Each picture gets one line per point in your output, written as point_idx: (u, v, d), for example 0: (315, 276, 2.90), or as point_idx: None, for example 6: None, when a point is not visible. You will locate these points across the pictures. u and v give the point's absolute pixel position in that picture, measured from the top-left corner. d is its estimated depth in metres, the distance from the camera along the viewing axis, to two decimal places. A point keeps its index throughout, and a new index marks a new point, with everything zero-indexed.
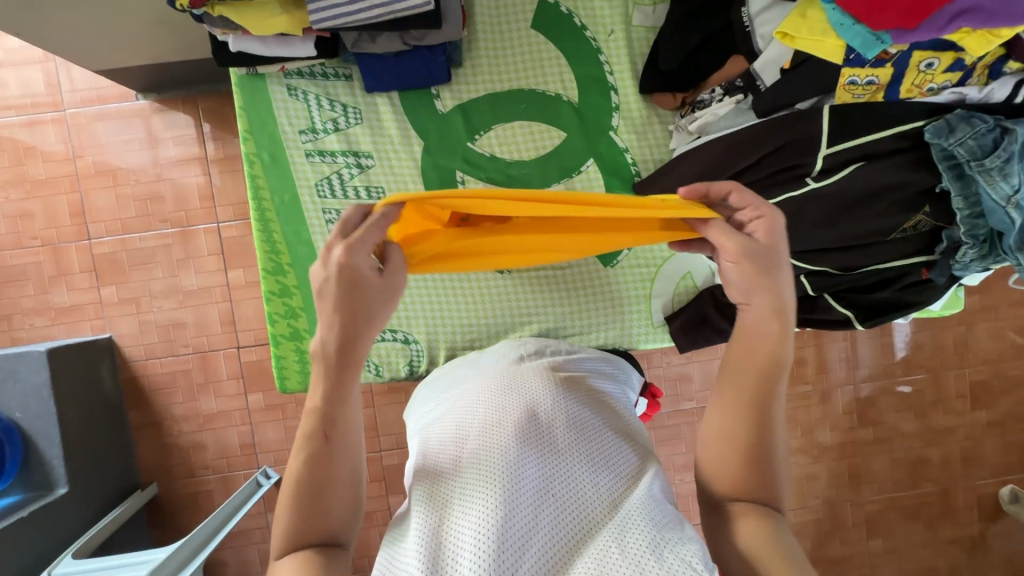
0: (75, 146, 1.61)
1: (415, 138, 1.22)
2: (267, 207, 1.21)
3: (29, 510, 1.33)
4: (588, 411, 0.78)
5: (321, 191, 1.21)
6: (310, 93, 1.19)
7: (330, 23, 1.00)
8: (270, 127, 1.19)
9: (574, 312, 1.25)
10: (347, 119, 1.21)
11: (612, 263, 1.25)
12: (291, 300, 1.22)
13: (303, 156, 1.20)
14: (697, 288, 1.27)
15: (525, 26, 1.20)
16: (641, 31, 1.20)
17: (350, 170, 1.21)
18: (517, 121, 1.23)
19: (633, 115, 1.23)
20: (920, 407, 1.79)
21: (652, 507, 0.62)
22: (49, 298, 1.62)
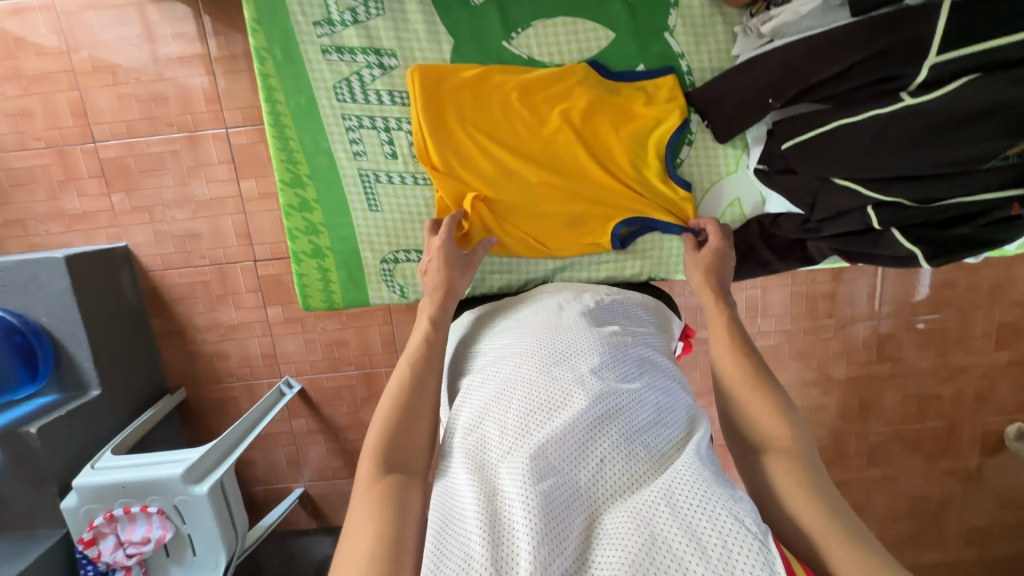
0: (68, 37, 1.48)
1: (443, 36, 1.10)
2: (281, 110, 1.12)
3: (67, 408, 1.39)
4: (631, 373, 0.84)
5: (340, 94, 1.11)
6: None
7: None
8: (281, 17, 1.07)
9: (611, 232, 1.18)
10: (368, 9, 1.08)
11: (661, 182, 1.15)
12: (311, 215, 1.17)
13: (319, 54, 1.09)
14: (744, 217, 1.20)
15: None
16: None
17: (371, 71, 1.11)
18: (561, 17, 1.10)
19: (693, 13, 1.10)
20: (943, 345, 1.77)
21: (698, 467, 0.70)
22: (61, 204, 1.58)
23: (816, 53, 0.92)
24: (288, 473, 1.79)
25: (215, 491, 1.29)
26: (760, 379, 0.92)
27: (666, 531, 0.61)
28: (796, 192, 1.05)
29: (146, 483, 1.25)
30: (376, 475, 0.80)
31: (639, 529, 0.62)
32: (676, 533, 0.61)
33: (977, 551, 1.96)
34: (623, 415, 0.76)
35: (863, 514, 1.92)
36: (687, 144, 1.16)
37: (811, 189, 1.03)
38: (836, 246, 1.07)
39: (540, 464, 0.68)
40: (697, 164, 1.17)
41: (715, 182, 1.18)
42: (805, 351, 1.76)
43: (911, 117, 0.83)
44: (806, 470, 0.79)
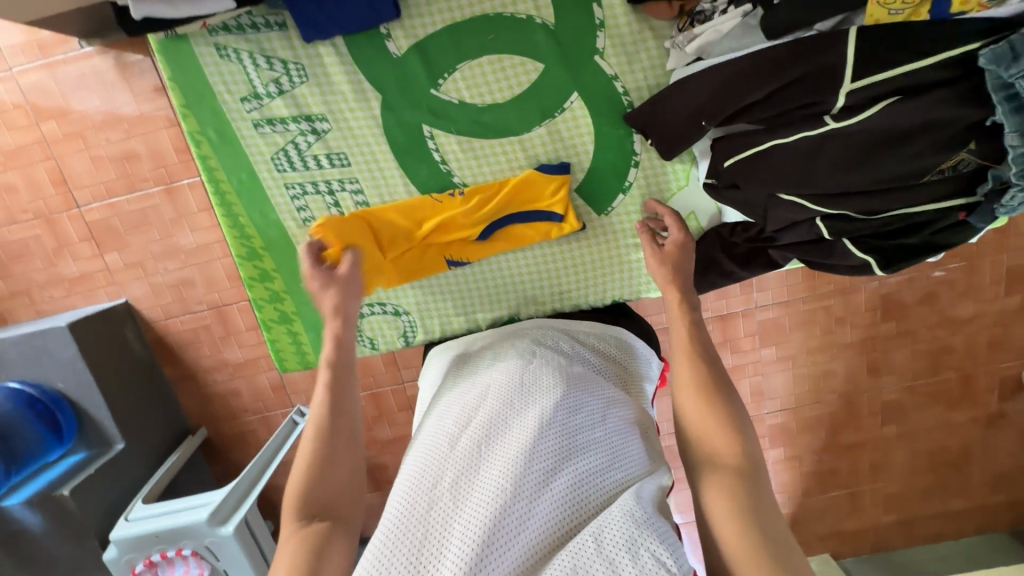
0: (35, 110, 1.50)
1: (371, 94, 1.07)
2: (228, 189, 1.12)
3: (95, 467, 1.47)
4: (591, 415, 0.90)
5: (279, 164, 1.11)
6: (243, 53, 1.04)
7: None
8: (209, 98, 1.07)
9: (567, 271, 1.19)
10: (291, 77, 1.06)
11: (605, 210, 1.15)
12: (272, 284, 1.18)
13: (253, 128, 1.09)
14: (701, 229, 1.17)
15: None
16: None
17: (308, 137, 1.10)
18: (485, 56, 1.06)
19: (620, 32, 1.04)
20: (949, 297, 1.72)
21: (637, 507, 0.75)
22: (59, 270, 1.63)
23: (743, 75, 0.88)
24: None
25: (241, 531, 1.36)
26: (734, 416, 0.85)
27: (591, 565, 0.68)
28: (749, 205, 1.00)
29: (175, 530, 1.33)
30: (300, 520, 0.79)
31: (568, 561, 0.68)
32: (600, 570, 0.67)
33: (1004, 494, 1.94)
34: (573, 453, 0.82)
35: (882, 472, 1.92)
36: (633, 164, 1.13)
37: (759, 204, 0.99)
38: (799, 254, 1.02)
39: (490, 492, 0.75)
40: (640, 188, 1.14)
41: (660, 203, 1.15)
42: (806, 320, 1.73)
43: (842, 141, 0.83)
44: (747, 492, 0.77)
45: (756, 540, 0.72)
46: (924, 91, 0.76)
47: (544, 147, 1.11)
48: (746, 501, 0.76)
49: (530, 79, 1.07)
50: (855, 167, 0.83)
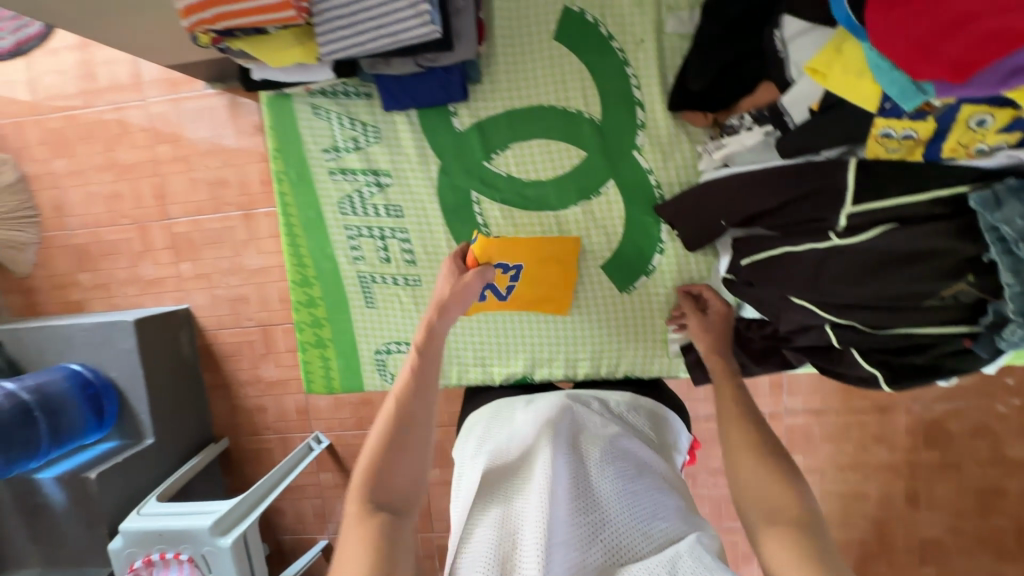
0: (156, 135, 1.75)
1: (432, 159, 1.07)
2: (295, 220, 1.15)
3: (123, 456, 1.56)
4: (635, 467, 0.81)
5: (342, 208, 1.12)
6: (334, 113, 1.08)
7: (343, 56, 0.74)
8: (296, 145, 1.11)
9: (589, 337, 1.12)
10: (368, 137, 1.08)
11: (628, 288, 1.08)
12: (316, 312, 1.19)
13: (326, 173, 1.12)
14: None
15: (548, 38, 0.98)
16: (675, 41, 0.94)
17: (370, 188, 1.11)
18: (536, 139, 1.03)
19: (659, 131, 0.99)
20: (1003, 434, 1.57)
21: (698, 559, 0.67)
22: (139, 271, 1.83)
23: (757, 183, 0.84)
24: (314, 523, 1.87)
25: (237, 545, 1.39)
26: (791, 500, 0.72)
27: None
28: (775, 309, 0.89)
29: (178, 532, 1.38)
30: (365, 512, 0.73)
31: None
32: None
33: None
34: (623, 498, 0.75)
35: None
36: (658, 251, 1.05)
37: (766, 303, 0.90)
38: (811, 359, 0.89)
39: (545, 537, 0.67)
40: (667, 273, 1.06)
41: (684, 286, 1.06)
42: (838, 432, 1.65)
43: (852, 256, 0.75)
44: (809, 544, 0.66)
45: None
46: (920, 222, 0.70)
47: (579, 226, 1.06)
48: (812, 549, 0.66)
49: (570, 161, 1.03)
50: (858, 282, 0.75)
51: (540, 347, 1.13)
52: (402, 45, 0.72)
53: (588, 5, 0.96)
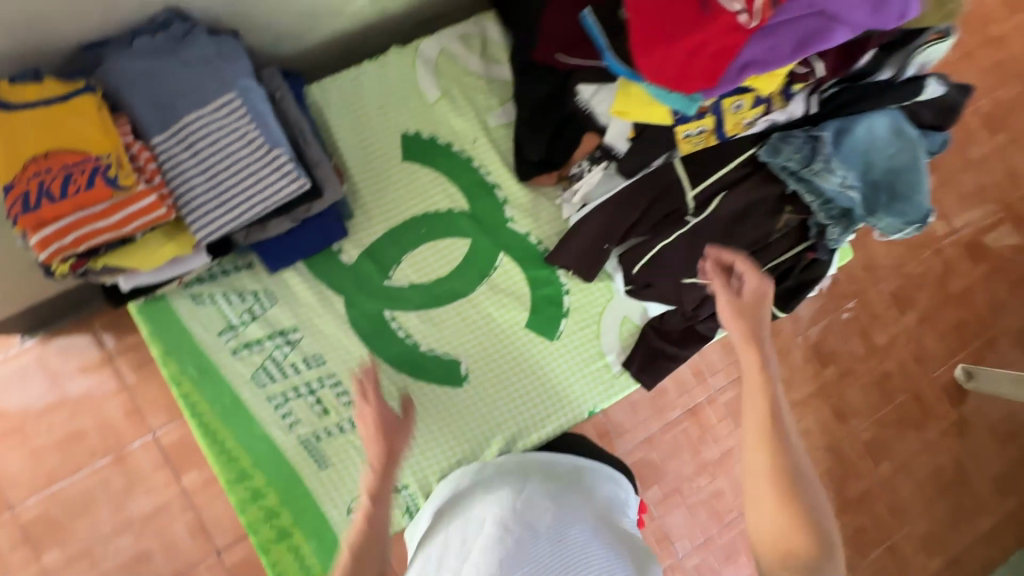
0: None
1: (335, 297, 0.89)
2: (208, 416, 0.83)
3: None
4: (552, 532, 0.66)
5: (259, 382, 0.85)
6: (219, 293, 0.85)
7: (218, 233, 0.71)
8: (187, 341, 0.83)
9: (539, 392, 0.93)
10: (263, 303, 0.86)
11: (556, 334, 0.94)
12: (276, 519, 0.83)
13: (228, 352, 0.84)
14: (638, 328, 0.97)
15: (397, 161, 0.92)
16: (503, 131, 0.95)
17: (282, 349, 0.86)
18: (424, 243, 0.92)
19: (519, 198, 0.95)
20: (910, 328, 1.63)
21: None
22: None
23: (623, 201, 0.80)
24: None
25: None
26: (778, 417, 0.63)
27: None
28: (679, 296, 0.88)
29: None
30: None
31: None
32: None
33: None
34: None
35: (960, 544, 1.57)
36: (565, 294, 0.95)
37: (668, 291, 0.88)
38: (720, 321, 0.90)
39: None
40: (581, 309, 0.96)
41: (601, 319, 0.96)
42: None
43: (708, 227, 0.77)
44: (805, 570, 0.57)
45: None
46: (743, 182, 0.76)
47: (494, 303, 0.93)
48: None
49: (455, 248, 0.93)
50: (726, 241, 0.77)
51: (492, 423, 0.90)
52: (277, 204, 0.73)
53: (418, 124, 0.94)
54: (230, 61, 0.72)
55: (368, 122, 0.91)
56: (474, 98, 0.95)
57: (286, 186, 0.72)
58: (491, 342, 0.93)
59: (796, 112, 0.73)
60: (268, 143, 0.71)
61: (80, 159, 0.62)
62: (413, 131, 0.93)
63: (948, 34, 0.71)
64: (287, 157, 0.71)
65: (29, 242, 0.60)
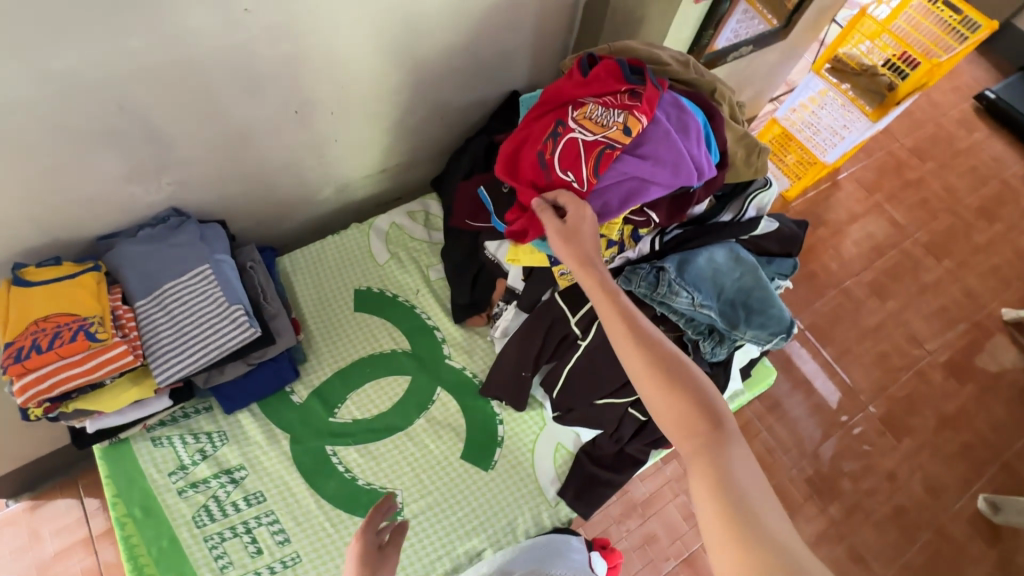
0: None
1: (282, 435, 0.96)
2: (144, 559, 0.85)
3: None
4: None
5: (200, 522, 0.88)
6: (177, 435, 0.94)
7: (176, 376, 0.84)
8: (140, 484, 0.90)
9: (475, 524, 0.93)
10: (216, 443, 0.94)
11: (491, 463, 0.98)
12: None
13: (175, 492, 0.90)
14: (573, 454, 1.00)
15: (349, 312, 1.08)
16: (441, 283, 1.12)
17: (226, 488, 0.91)
18: (367, 381, 1.03)
19: (456, 338, 1.07)
20: (937, 451, 1.48)
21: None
22: None
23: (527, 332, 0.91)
24: None
25: None
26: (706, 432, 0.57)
27: None
28: (599, 418, 0.93)
29: None
30: None
31: None
32: None
33: None
34: None
35: None
36: (499, 423, 1.01)
37: (587, 417, 0.94)
38: (643, 442, 0.94)
39: None
40: (516, 438, 1.00)
41: (535, 447, 1.00)
42: None
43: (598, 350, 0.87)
44: (709, 466, 0.55)
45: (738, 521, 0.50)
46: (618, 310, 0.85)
47: (431, 435, 0.99)
48: (718, 461, 0.55)
49: (395, 385, 1.03)
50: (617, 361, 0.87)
51: (427, 559, 0.90)
52: (230, 349, 0.87)
53: (369, 281, 1.12)
54: (210, 242, 0.93)
55: (327, 282, 1.10)
56: (418, 259, 1.14)
57: (237, 333, 0.87)
58: (427, 473, 0.96)
59: (644, 250, 0.83)
60: (228, 300, 0.88)
61: (66, 318, 0.77)
62: (365, 286, 1.11)
63: (769, 183, 0.88)
64: (241, 310, 0.87)
65: (13, 388, 0.74)
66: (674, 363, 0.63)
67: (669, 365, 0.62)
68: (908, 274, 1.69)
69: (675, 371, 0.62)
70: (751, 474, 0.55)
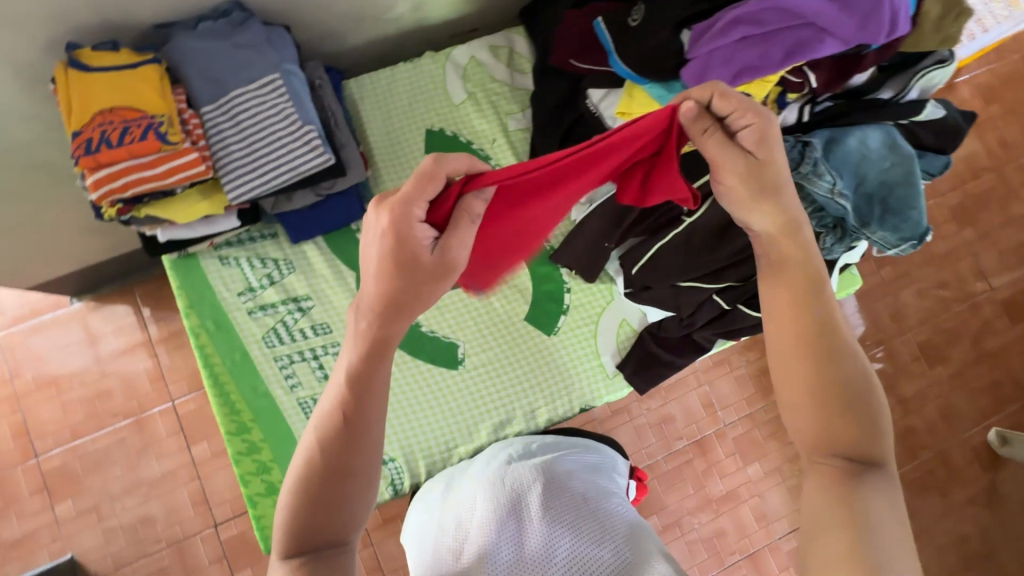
0: None
1: (347, 272, 0.94)
2: (219, 369, 0.89)
3: None
4: (575, 511, 0.67)
5: (269, 343, 0.91)
6: (244, 258, 0.92)
7: (249, 195, 0.79)
8: (209, 298, 0.90)
9: (532, 384, 0.95)
10: (283, 271, 0.93)
11: (553, 330, 0.97)
12: (269, 473, 0.87)
13: (244, 312, 0.91)
14: (637, 333, 0.98)
15: (419, 153, 0.99)
16: (521, 135, 1.01)
17: (293, 315, 0.92)
18: None
19: None
20: (967, 382, 1.46)
21: (619, 513, 0.69)
22: None
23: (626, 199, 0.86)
24: None
25: None
26: (863, 473, 0.47)
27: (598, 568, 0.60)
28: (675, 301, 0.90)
29: None
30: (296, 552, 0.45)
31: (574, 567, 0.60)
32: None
33: None
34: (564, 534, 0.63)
35: None
36: (566, 292, 0.98)
37: (665, 297, 0.90)
38: (716, 331, 0.90)
39: None
40: (581, 309, 0.98)
41: (599, 319, 0.98)
42: None
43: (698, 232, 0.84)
44: (839, 492, 0.47)
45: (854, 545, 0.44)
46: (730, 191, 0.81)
47: (496, 295, 0.97)
48: (852, 494, 0.46)
49: None
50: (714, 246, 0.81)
51: (486, 408, 0.93)
52: (303, 175, 0.81)
53: (442, 122, 1.01)
54: (278, 48, 0.82)
55: (397, 116, 0.99)
56: (498, 104, 1.02)
57: (312, 158, 0.80)
58: (492, 330, 0.96)
59: (789, 120, 0.73)
60: (301, 119, 0.79)
61: (134, 113, 0.71)
62: (437, 127, 1.00)
63: (949, 59, 0.72)
64: (315, 132, 0.79)
65: (85, 182, 0.69)
66: (860, 390, 0.50)
67: (848, 386, 0.50)
68: (1004, 203, 1.52)
69: (860, 401, 0.50)
70: (901, 559, 0.44)
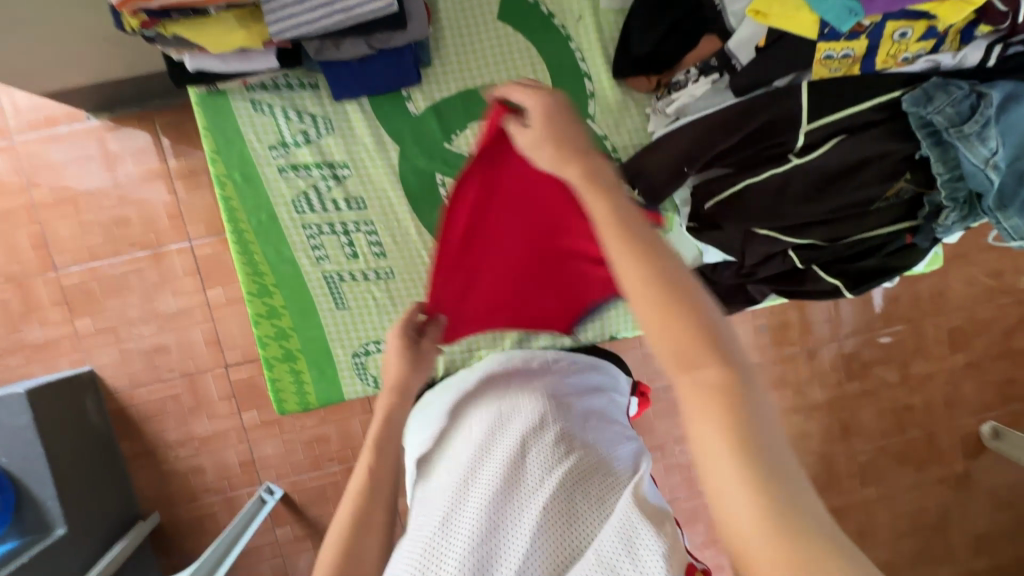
0: None
1: (391, 145, 0.85)
2: (244, 226, 0.83)
3: (30, 556, 0.96)
4: (574, 442, 0.62)
5: (299, 207, 0.84)
6: (279, 107, 0.82)
7: (295, 35, 0.68)
8: (238, 146, 0.82)
9: None
10: (320, 130, 0.83)
11: None
12: (288, 339, 0.85)
13: (276, 169, 0.83)
14: None
15: (489, 17, 0.84)
16: (612, 16, 0.85)
17: (327, 183, 0.84)
18: (492, 114, 0.86)
19: (608, 100, 0.87)
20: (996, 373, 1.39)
21: (618, 451, 0.63)
22: None
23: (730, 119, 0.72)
24: None
25: None
26: (737, 393, 0.37)
27: (587, 504, 0.54)
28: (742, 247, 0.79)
29: None
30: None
31: (563, 501, 0.54)
32: (597, 511, 0.54)
33: None
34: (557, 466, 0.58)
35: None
36: None
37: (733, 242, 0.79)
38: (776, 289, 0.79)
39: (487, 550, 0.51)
40: None
41: None
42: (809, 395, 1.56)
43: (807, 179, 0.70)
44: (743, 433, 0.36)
45: (764, 491, 0.34)
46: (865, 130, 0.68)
47: None
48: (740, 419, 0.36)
49: None
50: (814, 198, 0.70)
51: None
52: (356, 19, 0.68)
53: None
54: None
55: None
56: None
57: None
58: None
59: (967, 60, 0.65)
60: None
61: None
62: None
63: None
64: None
65: None
66: (706, 319, 0.39)
67: (684, 300, 0.39)
68: None
69: (693, 310, 0.39)
70: (805, 488, 0.35)
